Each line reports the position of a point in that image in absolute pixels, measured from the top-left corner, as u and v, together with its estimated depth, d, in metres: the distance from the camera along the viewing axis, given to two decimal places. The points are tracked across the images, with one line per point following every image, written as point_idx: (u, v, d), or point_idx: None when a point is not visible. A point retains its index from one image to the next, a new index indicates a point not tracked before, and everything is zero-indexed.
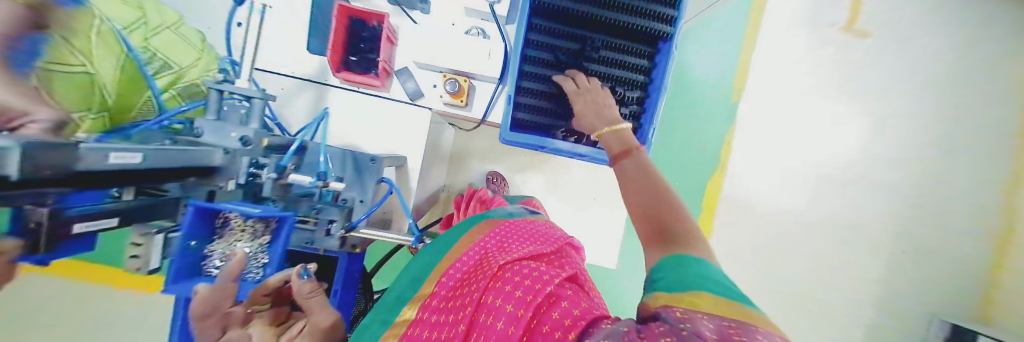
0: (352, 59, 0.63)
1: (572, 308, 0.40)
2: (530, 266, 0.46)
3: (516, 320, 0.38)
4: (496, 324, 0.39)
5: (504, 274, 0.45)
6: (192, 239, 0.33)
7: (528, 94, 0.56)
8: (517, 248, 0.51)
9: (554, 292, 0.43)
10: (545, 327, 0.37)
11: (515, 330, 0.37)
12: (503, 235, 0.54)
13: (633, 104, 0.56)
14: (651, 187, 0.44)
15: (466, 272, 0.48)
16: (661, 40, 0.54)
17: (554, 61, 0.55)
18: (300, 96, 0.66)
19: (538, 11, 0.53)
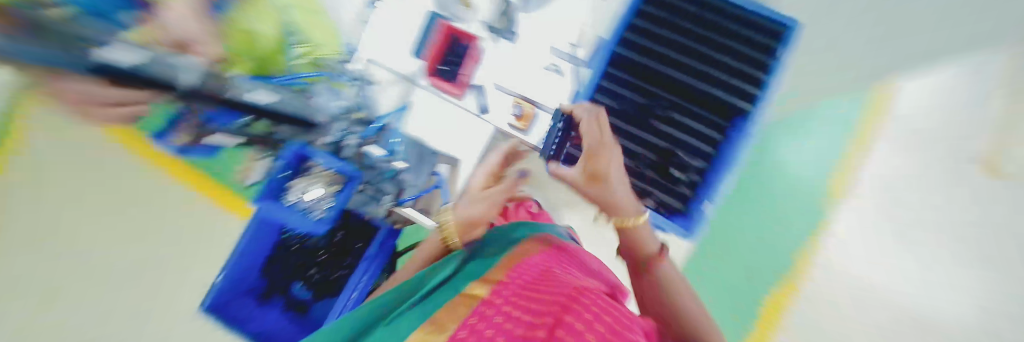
0: (441, 67, 0.72)
1: None
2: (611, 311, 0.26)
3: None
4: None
5: (582, 301, 0.26)
6: (286, 169, 0.45)
7: (584, 136, 0.56)
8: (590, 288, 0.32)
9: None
10: None
11: None
12: (553, 268, 0.38)
13: (693, 172, 0.53)
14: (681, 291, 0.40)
15: (521, 290, 0.31)
16: (740, 115, 0.51)
17: (619, 110, 0.55)
18: (390, 89, 0.73)
19: (614, 61, 0.55)
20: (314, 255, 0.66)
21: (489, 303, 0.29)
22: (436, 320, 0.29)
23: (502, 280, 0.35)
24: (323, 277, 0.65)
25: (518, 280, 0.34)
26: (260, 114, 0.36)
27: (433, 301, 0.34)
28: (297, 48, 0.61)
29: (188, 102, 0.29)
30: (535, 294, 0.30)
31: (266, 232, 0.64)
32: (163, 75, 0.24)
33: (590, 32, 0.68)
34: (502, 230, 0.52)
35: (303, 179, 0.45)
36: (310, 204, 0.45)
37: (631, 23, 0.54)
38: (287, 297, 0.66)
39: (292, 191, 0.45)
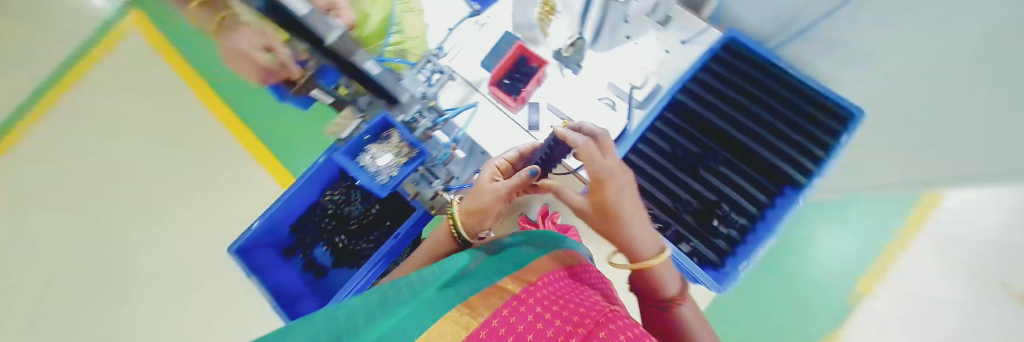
0: (505, 81, 0.76)
1: None
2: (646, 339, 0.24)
3: None
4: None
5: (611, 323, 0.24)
6: (368, 135, 0.47)
7: (632, 168, 0.58)
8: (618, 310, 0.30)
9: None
10: None
11: None
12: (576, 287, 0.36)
13: (733, 228, 0.53)
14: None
15: (553, 297, 0.30)
16: (790, 185, 0.52)
17: (670, 153, 0.57)
18: (455, 89, 0.78)
19: (674, 107, 0.58)
20: (343, 226, 0.68)
21: (522, 300, 0.29)
22: (469, 306, 0.29)
23: (533, 282, 0.34)
24: (345, 249, 0.68)
25: (541, 288, 0.32)
26: (357, 76, 0.41)
27: (461, 290, 0.34)
28: (394, 36, 0.74)
29: (310, 46, 0.34)
30: (568, 302, 0.29)
31: (304, 194, 0.64)
32: (314, 27, 0.31)
33: (652, 79, 0.72)
34: (532, 233, 0.51)
35: (379, 147, 0.47)
36: (378, 169, 0.46)
37: (697, 76, 0.58)
38: (309, 259, 0.70)
39: (366, 153, 0.47)
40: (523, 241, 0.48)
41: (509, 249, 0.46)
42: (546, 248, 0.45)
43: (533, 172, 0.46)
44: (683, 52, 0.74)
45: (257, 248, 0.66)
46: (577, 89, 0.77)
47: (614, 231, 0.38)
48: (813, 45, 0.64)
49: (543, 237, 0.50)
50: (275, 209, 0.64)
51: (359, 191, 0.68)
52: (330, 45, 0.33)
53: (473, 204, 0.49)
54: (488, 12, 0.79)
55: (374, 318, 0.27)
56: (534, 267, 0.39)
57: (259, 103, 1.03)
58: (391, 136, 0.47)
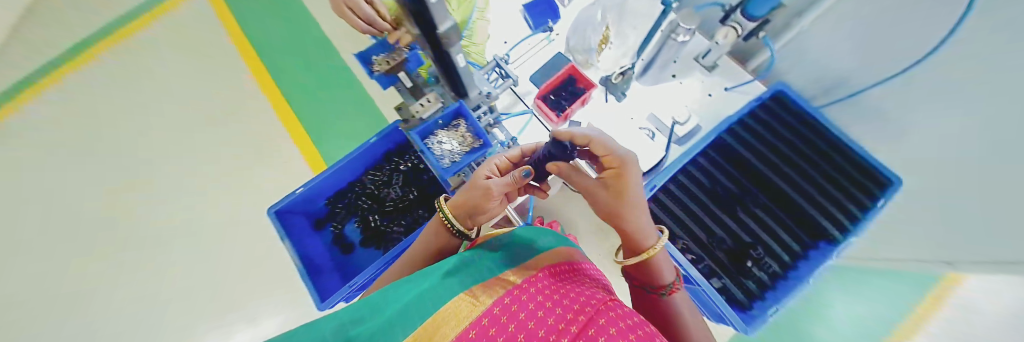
0: (551, 97, 0.78)
1: None
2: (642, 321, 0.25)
3: None
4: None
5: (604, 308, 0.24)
6: (440, 119, 0.52)
7: (669, 196, 0.60)
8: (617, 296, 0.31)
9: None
10: None
11: None
12: (578, 280, 0.37)
13: (766, 272, 0.53)
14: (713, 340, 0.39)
15: (552, 286, 0.31)
16: (825, 239, 0.53)
17: (710, 188, 0.59)
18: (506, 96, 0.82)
19: (717, 144, 0.61)
20: (380, 206, 0.71)
21: (520, 290, 0.30)
22: (471, 293, 0.31)
23: (535, 273, 0.35)
24: (377, 229, 0.70)
25: (539, 280, 0.33)
26: (443, 65, 0.44)
27: (463, 279, 0.36)
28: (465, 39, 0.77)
29: (418, 31, 0.37)
30: (566, 291, 0.30)
31: (351, 167, 0.69)
32: (432, 16, 0.34)
33: (694, 119, 0.74)
34: (534, 230, 0.52)
35: (448, 134, 0.52)
36: (443, 152, 0.51)
37: (743, 120, 0.61)
38: (338, 233, 0.71)
39: (435, 137, 0.52)
40: (530, 238, 0.49)
41: (512, 244, 0.47)
42: (551, 246, 0.46)
43: (526, 173, 0.45)
44: (726, 97, 0.77)
45: (291, 213, 0.67)
46: (619, 116, 0.79)
47: (623, 211, 0.40)
48: (857, 109, 0.66)
49: (541, 234, 0.51)
50: (323, 177, 0.67)
51: (402, 175, 0.70)
52: (440, 32, 0.36)
53: (465, 199, 0.48)
54: (558, 30, 0.83)
55: (380, 311, 0.29)
56: (536, 262, 0.39)
57: (315, 105, 1.29)
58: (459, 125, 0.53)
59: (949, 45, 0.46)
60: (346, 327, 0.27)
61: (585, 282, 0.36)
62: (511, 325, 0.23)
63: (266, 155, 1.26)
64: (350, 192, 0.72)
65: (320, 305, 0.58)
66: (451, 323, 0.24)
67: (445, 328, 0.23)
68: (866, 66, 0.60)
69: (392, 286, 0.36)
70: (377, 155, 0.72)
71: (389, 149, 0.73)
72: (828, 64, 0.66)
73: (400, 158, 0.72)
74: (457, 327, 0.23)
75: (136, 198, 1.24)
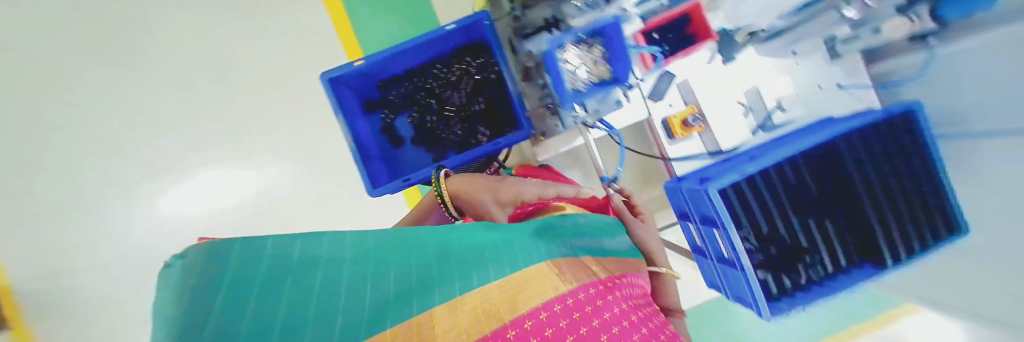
0: (654, 35, 0.68)
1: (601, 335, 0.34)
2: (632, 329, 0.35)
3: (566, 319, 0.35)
4: (559, 312, 0.35)
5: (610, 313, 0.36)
6: (581, 32, 0.37)
7: (751, 187, 0.56)
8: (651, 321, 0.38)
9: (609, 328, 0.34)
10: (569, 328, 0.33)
11: (560, 317, 0.35)
12: (641, 298, 0.45)
13: (808, 276, 0.56)
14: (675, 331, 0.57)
15: (631, 302, 0.41)
16: (873, 263, 0.56)
17: (794, 189, 0.57)
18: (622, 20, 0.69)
19: (825, 148, 0.56)
20: (440, 108, 0.64)
21: (606, 292, 0.41)
22: (560, 269, 0.44)
23: (614, 275, 0.47)
24: (431, 131, 0.64)
25: (623, 288, 0.43)
26: None
27: (546, 248, 0.50)
28: None
29: None
30: (641, 317, 0.38)
31: (416, 49, 0.58)
32: None
33: (797, 110, 0.68)
34: (611, 226, 0.63)
35: (579, 53, 0.39)
36: (574, 77, 0.40)
37: (859, 128, 0.55)
38: (389, 124, 0.65)
39: (566, 54, 0.39)
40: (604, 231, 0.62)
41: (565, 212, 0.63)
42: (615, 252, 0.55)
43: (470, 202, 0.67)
44: (835, 94, 0.69)
45: (345, 90, 0.59)
46: (718, 82, 0.69)
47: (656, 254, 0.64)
48: (960, 156, 0.59)
49: (615, 232, 0.62)
50: (386, 57, 0.57)
51: (471, 81, 0.62)
52: None
53: (467, 186, 0.66)
54: None
55: (493, 248, 0.48)
56: (607, 266, 0.50)
57: None
58: (595, 46, 0.39)
59: None
60: (469, 252, 0.47)
61: (647, 305, 0.44)
62: (576, 327, 0.34)
63: (306, 29, 1.14)
64: (408, 82, 0.64)
65: (372, 192, 0.57)
66: (527, 300, 0.37)
67: (523, 303, 0.37)
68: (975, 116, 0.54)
69: (501, 233, 0.52)
70: (448, 46, 0.60)
71: (462, 44, 0.61)
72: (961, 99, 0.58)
73: (472, 59, 0.61)
74: (538, 303, 0.36)
75: (129, 43, 1.06)
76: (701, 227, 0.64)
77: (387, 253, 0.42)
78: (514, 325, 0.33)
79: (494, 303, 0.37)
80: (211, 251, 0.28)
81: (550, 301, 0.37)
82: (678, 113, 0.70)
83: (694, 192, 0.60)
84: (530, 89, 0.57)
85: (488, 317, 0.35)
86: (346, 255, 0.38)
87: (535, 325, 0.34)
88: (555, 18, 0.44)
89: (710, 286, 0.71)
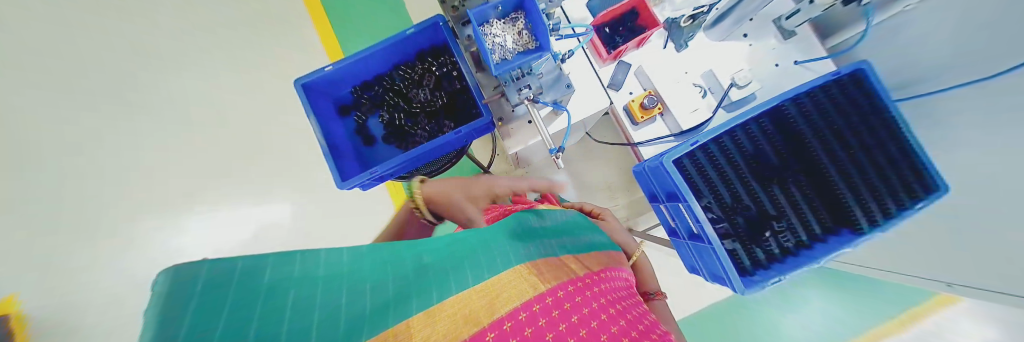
0: (606, 29, 0.74)
1: (581, 327, 0.30)
2: (617, 326, 0.31)
3: (545, 316, 0.30)
4: (537, 308, 0.31)
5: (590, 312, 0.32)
6: (499, 6, 0.43)
7: (706, 154, 0.58)
8: (638, 319, 0.35)
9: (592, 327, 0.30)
10: (546, 324, 0.29)
11: (538, 312, 0.30)
12: (628, 301, 0.40)
13: (778, 244, 0.54)
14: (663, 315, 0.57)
15: (613, 296, 0.39)
16: (848, 228, 0.52)
17: (751, 156, 0.58)
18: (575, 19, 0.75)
19: (772, 114, 0.58)
20: (407, 106, 0.69)
21: (585, 289, 0.37)
22: (536, 269, 0.39)
23: (592, 271, 0.44)
24: (400, 128, 0.68)
25: (605, 288, 0.40)
26: None
27: (534, 248, 0.46)
28: None
29: None
30: (618, 310, 0.35)
31: (380, 53, 0.63)
32: None
33: (754, 85, 0.69)
34: (584, 227, 0.64)
35: (504, 26, 0.44)
36: (500, 49, 0.44)
37: (803, 94, 0.55)
38: (361, 124, 0.70)
39: (491, 29, 0.44)
40: (573, 231, 0.61)
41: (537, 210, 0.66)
42: (592, 247, 0.55)
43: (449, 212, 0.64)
44: (792, 71, 0.70)
45: (317, 94, 0.65)
46: (673, 66, 0.73)
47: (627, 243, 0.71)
48: (931, 111, 0.55)
49: (585, 237, 0.60)
50: (354, 61, 0.63)
51: (433, 77, 0.67)
52: None
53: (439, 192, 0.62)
54: None
55: (477, 252, 0.40)
56: (584, 265, 0.46)
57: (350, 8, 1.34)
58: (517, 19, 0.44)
59: (1005, 77, 0.42)
60: (447, 257, 0.38)
61: (635, 306, 0.40)
62: (558, 323, 0.30)
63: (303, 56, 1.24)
64: (378, 86, 0.69)
65: (340, 183, 0.59)
66: (505, 300, 0.31)
67: (503, 302, 0.31)
68: (927, 75, 0.55)
69: (480, 236, 0.45)
70: (411, 49, 0.66)
71: (424, 47, 0.67)
72: (913, 58, 0.58)
73: (434, 60, 0.67)
74: (517, 302, 0.31)
75: None
76: (668, 205, 0.62)
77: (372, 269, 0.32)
78: (495, 326, 0.27)
79: (488, 304, 0.30)
80: (170, 291, 0.18)
81: (530, 300, 0.31)
82: (638, 98, 0.72)
83: (655, 168, 0.61)
84: (485, 79, 0.61)
85: (471, 319, 0.28)
86: (322, 272, 0.28)
87: (515, 326, 0.28)
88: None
89: (690, 270, 0.67)
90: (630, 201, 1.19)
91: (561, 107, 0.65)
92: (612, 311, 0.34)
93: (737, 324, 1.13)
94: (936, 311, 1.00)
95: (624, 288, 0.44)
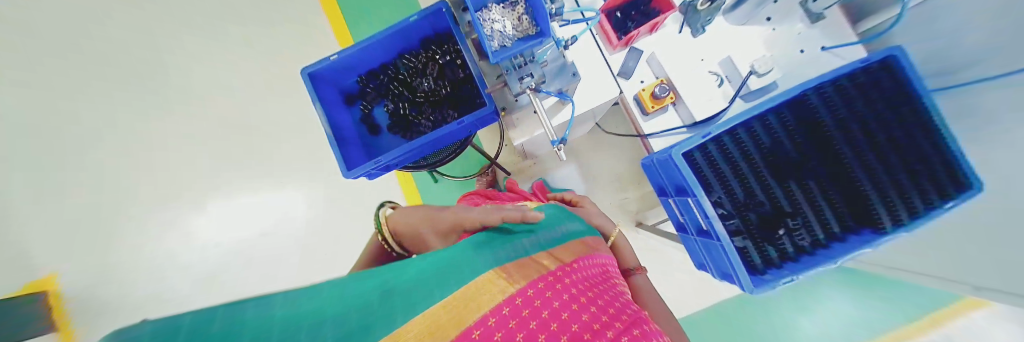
0: (617, 14, 0.71)
1: (549, 326, 0.31)
2: (582, 321, 0.32)
3: (514, 316, 0.31)
4: (506, 309, 0.32)
5: (560, 309, 0.33)
6: None
7: (719, 148, 0.55)
8: (607, 309, 0.36)
9: (559, 324, 0.31)
10: (514, 325, 0.30)
11: (507, 314, 0.31)
12: (604, 290, 0.41)
13: (792, 244, 0.52)
14: (646, 293, 0.56)
15: (584, 285, 0.40)
16: (871, 228, 0.49)
17: (768, 151, 0.55)
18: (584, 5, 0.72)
19: (793, 104, 0.54)
20: (411, 96, 0.68)
21: (555, 283, 0.38)
22: (508, 271, 0.39)
23: (564, 263, 0.44)
24: (404, 117, 0.68)
25: (577, 280, 0.40)
26: None
27: (504, 252, 0.46)
28: None
29: None
30: (588, 301, 0.36)
31: (383, 41, 0.62)
32: None
33: (775, 73, 0.65)
34: (558, 216, 0.63)
35: (503, 12, 0.42)
36: (499, 35, 0.42)
37: (825, 84, 0.52)
38: (367, 114, 0.70)
39: (489, 15, 0.42)
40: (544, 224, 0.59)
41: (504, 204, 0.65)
42: (563, 240, 0.53)
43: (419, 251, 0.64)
44: (819, 57, 0.65)
45: (324, 84, 0.65)
46: (688, 53, 0.69)
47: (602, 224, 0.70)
48: (970, 100, 0.50)
49: (556, 227, 0.58)
50: (357, 51, 0.62)
51: (436, 66, 0.66)
52: None
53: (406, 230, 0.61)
54: None
55: (445, 268, 0.39)
56: (556, 257, 0.46)
57: None
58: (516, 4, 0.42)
59: None
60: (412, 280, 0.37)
61: (611, 293, 0.41)
62: (528, 321, 0.31)
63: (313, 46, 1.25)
64: (382, 75, 0.69)
65: (346, 173, 0.60)
66: (475, 305, 0.32)
67: (471, 309, 0.31)
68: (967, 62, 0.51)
69: (445, 253, 0.44)
70: (414, 38, 0.65)
71: (427, 35, 0.66)
72: (953, 43, 0.53)
73: (438, 48, 0.65)
74: (487, 309, 0.31)
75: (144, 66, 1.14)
76: (676, 200, 0.60)
77: (338, 307, 0.29)
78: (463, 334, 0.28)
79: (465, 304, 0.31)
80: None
81: (500, 302, 0.32)
82: (649, 86, 0.69)
83: (662, 162, 0.59)
84: (487, 67, 0.59)
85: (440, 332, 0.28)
86: (280, 315, 0.25)
87: (485, 333, 0.29)
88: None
89: (698, 267, 0.66)
90: (640, 194, 1.17)
91: (566, 97, 0.64)
92: (580, 304, 0.35)
93: (750, 321, 1.11)
94: (965, 313, 0.96)
95: (601, 278, 0.45)
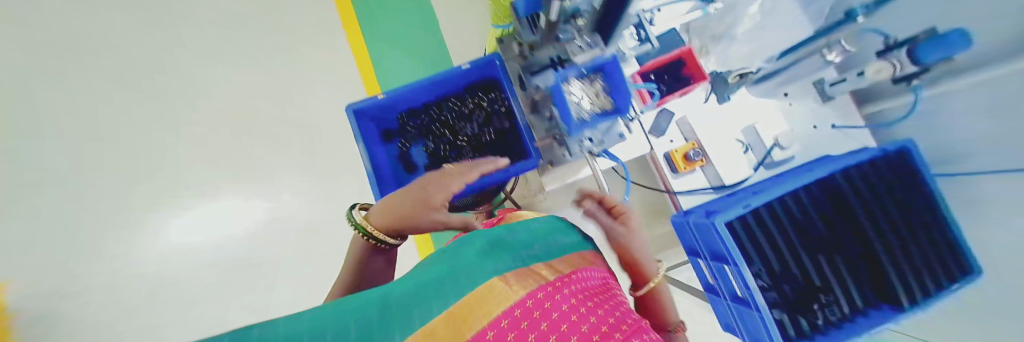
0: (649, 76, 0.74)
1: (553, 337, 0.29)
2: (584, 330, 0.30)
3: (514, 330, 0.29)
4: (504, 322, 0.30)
5: (560, 319, 0.31)
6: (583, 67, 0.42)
7: (758, 221, 0.58)
8: (609, 316, 0.33)
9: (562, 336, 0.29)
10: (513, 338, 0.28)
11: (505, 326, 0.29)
12: (607, 299, 0.39)
13: (824, 316, 0.55)
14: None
15: (585, 293, 0.37)
16: (891, 305, 0.54)
17: (802, 226, 0.58)
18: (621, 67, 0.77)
19: (824, 184, 0.59)
20: (452, 138, 0.68)
21: (555, 291, 0.35)
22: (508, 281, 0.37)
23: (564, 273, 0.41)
24: (444, 159, 0.67)
25: (576, 288, 0.38)
26: None
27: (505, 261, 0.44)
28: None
29: None
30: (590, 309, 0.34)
31: (432, 84, 0.63)
32: None
33: (795, 147, 0.71)
34: (557, 229, 0.61)
35: (583, 86, 0.44)
36: (579, 107, 0.44)
37: (846, 169, 0.57)
38: (404, 151, 0.69)
39: (571, 87, 0.43)
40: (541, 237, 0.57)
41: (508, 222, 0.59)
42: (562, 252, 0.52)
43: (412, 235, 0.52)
44: (831, 135, 0.72)
45: (366, 120, 0.64)
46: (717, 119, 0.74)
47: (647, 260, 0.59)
48: (962, 193, 0.57)
49: (552, 241, 0.56)
50: (405, 92, 0.62)
51: (482, 113, 0.67)
52: None
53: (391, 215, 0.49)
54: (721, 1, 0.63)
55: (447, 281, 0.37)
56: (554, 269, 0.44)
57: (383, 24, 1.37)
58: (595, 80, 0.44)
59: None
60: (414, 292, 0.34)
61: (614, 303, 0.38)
62: (531, 333, 0.29)
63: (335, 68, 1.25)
64: (424, 115, 0.69)
65: None
66: (478, 317, 0.30)
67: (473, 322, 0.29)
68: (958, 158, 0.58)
69: (444, 267, 0.42)
70: (462, 82, 0.66)
71: (474, 81, 0.67)
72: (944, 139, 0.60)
73: (484, 94, 0.67)
74: (490, 319, 0.30)
75: None
76: (712, 264, 0.63)
77: (344, 312, 0.27)
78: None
79: (460, 320, 0.29)
80: None
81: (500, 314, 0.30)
82: (681, 148, 0.73)
83: (698, 225, 0.62)
84: (537, 121, 0.60)
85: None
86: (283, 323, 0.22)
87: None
88: (559, 57, 0.48)
89: (724, 329, 0.68)
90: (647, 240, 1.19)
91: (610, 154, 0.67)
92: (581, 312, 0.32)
93: None
94: None
95: (602, 288, 0.42)
